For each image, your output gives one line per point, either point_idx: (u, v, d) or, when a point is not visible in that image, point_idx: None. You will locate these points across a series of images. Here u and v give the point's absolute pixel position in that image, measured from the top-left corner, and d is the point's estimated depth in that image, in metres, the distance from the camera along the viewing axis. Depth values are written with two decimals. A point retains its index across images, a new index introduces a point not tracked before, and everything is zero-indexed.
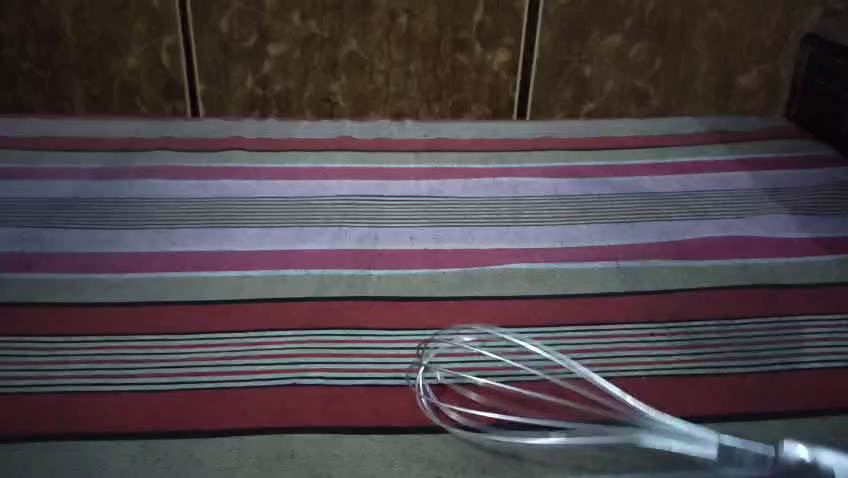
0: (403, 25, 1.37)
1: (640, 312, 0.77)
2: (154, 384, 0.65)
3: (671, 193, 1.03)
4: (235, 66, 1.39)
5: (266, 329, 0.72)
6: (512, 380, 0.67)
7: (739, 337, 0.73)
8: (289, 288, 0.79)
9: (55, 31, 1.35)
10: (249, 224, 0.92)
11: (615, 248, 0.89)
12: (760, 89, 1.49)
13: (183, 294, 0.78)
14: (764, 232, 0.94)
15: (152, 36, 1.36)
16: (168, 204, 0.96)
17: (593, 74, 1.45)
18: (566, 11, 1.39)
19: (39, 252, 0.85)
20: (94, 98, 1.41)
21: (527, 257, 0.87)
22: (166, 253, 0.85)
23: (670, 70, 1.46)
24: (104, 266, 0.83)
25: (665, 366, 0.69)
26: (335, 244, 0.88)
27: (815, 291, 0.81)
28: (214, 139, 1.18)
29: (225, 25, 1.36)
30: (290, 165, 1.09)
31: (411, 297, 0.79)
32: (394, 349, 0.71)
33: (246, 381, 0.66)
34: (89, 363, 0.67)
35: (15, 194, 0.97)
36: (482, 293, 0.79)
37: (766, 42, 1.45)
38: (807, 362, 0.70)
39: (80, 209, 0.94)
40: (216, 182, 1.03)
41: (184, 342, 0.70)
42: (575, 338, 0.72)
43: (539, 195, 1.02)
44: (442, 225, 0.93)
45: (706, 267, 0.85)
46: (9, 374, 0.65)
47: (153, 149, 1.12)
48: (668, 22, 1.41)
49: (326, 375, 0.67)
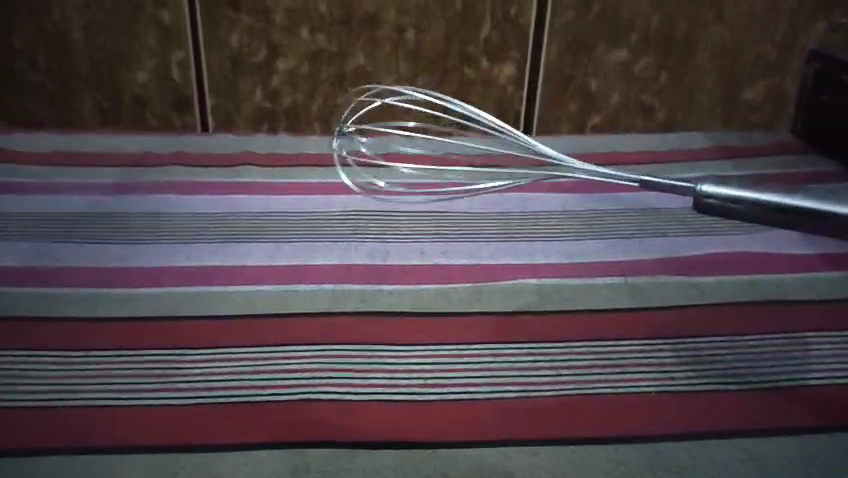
0: (411, 39, 1.39)
1: (648, 327, 0.77)
2: (169, 398, 0.66)
3: (677, 209, 1.04)
4: (244, 79, 1.41)
5: (279, 344, 0.73)
6: (522, 397, 0.68)
7: (745, 352, 0.74)
8: (301, 303, 0.80)
9: (67, 45, 1.37)
10: (261, 240, 0.93)
11: (623, 263, 0.90)
12: (765, 103, 1.50)
13: (196, 308, 0.79)
14: (770, 247, 0.94)
15: (162, 50, 1.38)
16: (179, 219, 0.98)
17: (599, 88, 1.46)
18: (572, 26, 1.40)
19: (55, 266, 0.86)
20: (105, 111, 1.43)
21: (535, 272, 0.88)
22: (180, 267, 0.87)
23: (676, 84, 1.47)
24: (119, 280, 0.84)
25: (672, 381, 0.70)
26: (346, 259, 0.89)
27: (822, 307, 0.82)
28: (225, 155, 1.19)
29: (235, 39, 1.37)
30: (300, 181, 1.10)
31: (420, 312, 0.80)
32: (404, 364, 0.71)
33: (260, 395, 0.67)
34: (105, 376, 0.68)
35: (30, 209, 0.99)
36: (491, 308, 0.80)
37: (770, 56, 1.46)
38: (813, 377, 0.71)
39: (94, 222, 0.96)
40: (227, 197, 1.04)
41: (199, 357, 0.71)
42: (583, 353, 0.73)
43: (547, 210, 1.03)
44: (451, 241, 0.94)
45: (713, 283, 0.86)
46: (28, 388, 0.67)
47: (165, 165, 1.14)
48: (674, 36, 1.43)
49: (338, 389, 0.68)
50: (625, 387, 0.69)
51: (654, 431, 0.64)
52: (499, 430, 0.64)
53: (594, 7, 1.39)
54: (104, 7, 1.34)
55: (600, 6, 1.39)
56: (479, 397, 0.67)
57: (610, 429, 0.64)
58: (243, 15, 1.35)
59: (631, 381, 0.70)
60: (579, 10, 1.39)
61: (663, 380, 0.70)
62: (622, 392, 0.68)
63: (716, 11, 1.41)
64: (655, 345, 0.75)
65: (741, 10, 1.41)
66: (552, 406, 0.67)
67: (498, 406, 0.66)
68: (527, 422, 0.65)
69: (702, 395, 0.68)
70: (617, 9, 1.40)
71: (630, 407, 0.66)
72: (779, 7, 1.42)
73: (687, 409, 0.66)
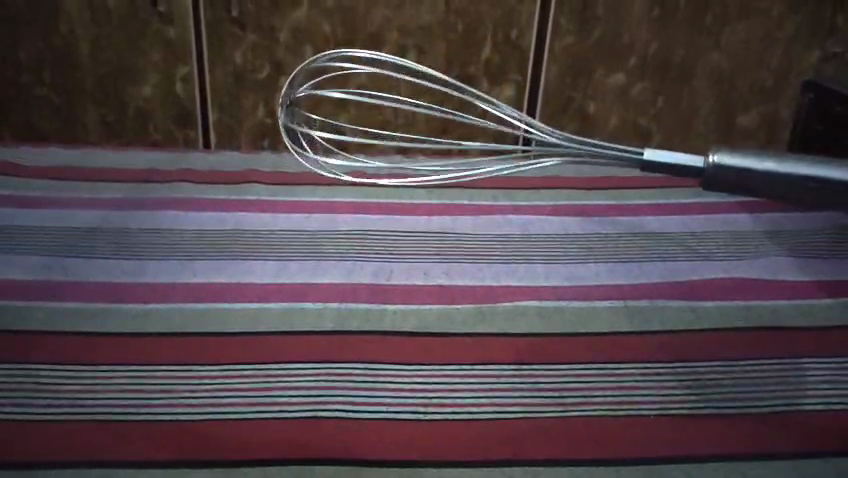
0: (412, 60, 1.48)
1: (647, 351, 0.79)
2: (179, 414, 0.67)
3: (675, 234, 1.06)
4: (247, 96, 1.49)
5: (285, 361, 0.74)
6: (526, 416, 0.69)
7: (744, 378, 0.75)
8: (310, 322, 0.81)
9: (74, 60, 1.45)
10: (267, 257, 0.95)
11: (623, 287, 0.92)
12: (760, 128, 1.58)
13: (203, 325, 0.80)
14: (767, 274, 0.96)
15: (168, 67, 1.46)
16: (186, 235, 0.99)
17: (596, 110, 1.55)
18: (573, 51, 1.49)
19: (64, 280, 0.87)
20: (108, 124, 1.50)
21: (537, 294, 0.89)
22: (187, 284, 0.88)
23: (672, 108, 1.55)
24: (127, 294, 0.85)
25: (672, 405, 0.71)
26: (352, 278, 0.91)
27: (819, 335, 0.83)
28: (232, 172, 1.21)
29: (239, 56, 1.45)
30: (304, 199, 1.12)
31: (427, 332, 0.81)
32: (408, 383, 0.73)
33: (268, 412, 0.68)
34: (117, 391, 0.69)
35: (39, 223, 1.00)
36: (494, 330, 0.82)
37: (766, 83, 1.54)
38: (809, 404, 0.72)
39: (102, 237, 0.97)
40: (234, 214, 1.06)
41: (208, 373, 0.72)
42: (584, 375, 0.75)
43: (548, 233, 1.05)
44: (453, 261, 0.96)
45: (710, 307, 0.88)
46: (40, 401, 0.67)
47: (171, 182, 1.15)
48: (671, 62, 1.51)
49: (345, 407, 0.69)
50: (626, 409, 0.70)
51: (655, 453, 0.65)
52: (503, 450, 0.65)
53: (594, 32, 1.47)
54: (111, 23, 1.42)
55: (599, 32, 1.48)
56: (484, 417, 0.69)
57: (612, 451, 0.65)
58: (248, 33, 1.43)
59: (631, 404, 0.71)
60: (578, 35, 1.48)
61: (663, 403, 0.71)
62: (623, 415, 0.70)
63: (713, 38, 1.50)
64: (655, 369, 0.76)
65: (737, 38, 1.50)
66: (554, 426, 0.68)
67: (501, 425, 0.68)
68: (531, 443, 0.66)
69: (701, 419, 0.69)
70: (617, 35, 1.48)
71: (632, 429, 0.68)
72: (774, 35, 1.50)
73: (687, 433, 0.68)
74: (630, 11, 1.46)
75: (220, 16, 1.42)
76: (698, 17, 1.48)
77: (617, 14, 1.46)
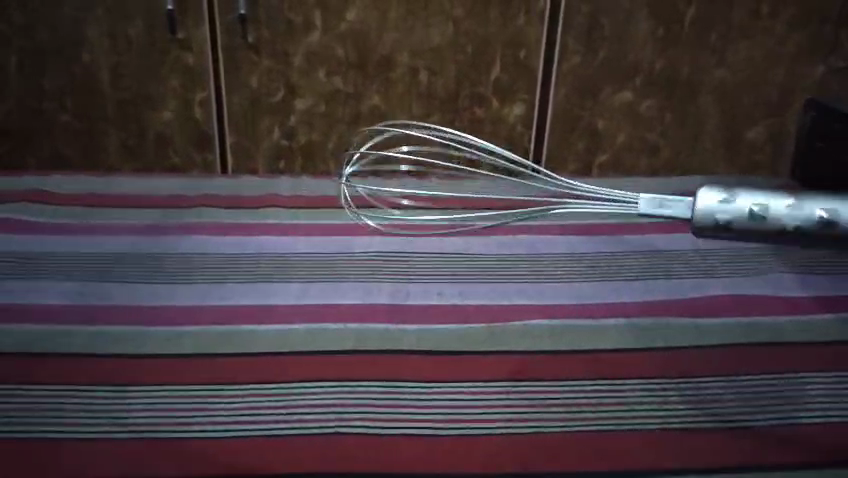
0: (423, 81, 1.52)
1: (653, 367, 0.82)
2: (207, 431, 0.71)
3: (679, 252, 1.10)
4: (262, 119, 1.54)
5: (308, 380, 0.78)
6: (537, 431, 0.72)
7: (747, 392, 0.78)
8: (328, 342, 0.85)
9: (95, 86, 1.50)
10: (289, 280, 0.99)
11: (630, 305, 0.95)
12: (767, 142, 1.61)
13: (229, 347, 0.84)
14: (769, 290, 0.99)
15: (185, 93, 1.51)
16: (209, 259, 1.04)
17: (605, 127, 1.58)
18: (579, 70, 1.53)
19: (95, 304, 0.91)
20: (128, 148, 1.56)
21: (547, 312, 0.93)
22: (214, 307, 0.92)
23: (679, 125, 1.59)
24: (156, 317, 0.89)
25: (676, 419, 0.74)
26: (369, 299, 0.94)
27: (818, 350, 0.86)
28: (252, 196, 1.26)
29: (255, 81, 1.51)
30: (324, 222, 1.17)
31: (441, 351, 0.84)
32: (426, 400, 0.76)
33: (291, 429, 0.71)
34: (149, 410, 0.73)
35: (70, 249, 1.05)
36: (508, 348, 0.85)
37: (771, 98, 1.58)
38: (808, 416, 0.75)
39: (130, 262, 1.02)
40: (255, 238, 1.10)
41: (235, 393, 0.76)
42: (593, 391, 0.78)
43: (557, 253, 1.09)
44: (467, 282, 1.00)
45: (715, 324, 0.91)
46: (76, 421, 0.71)
47: (196, 207, 1.20)
48: (677, 78, 1.55)
49: (365, 423, 0.72)
50: (633, 423, 0.73)
51: (661, 466, 0.68)
52: (517, 463, 0.68)
53: (599, 52, 1.52)
54: (131, 52, 1.47)
55: (604, 51, 1.52)
56: (498, 431, 0.72)
57: (619, 463, 0.68)
58: (264, 59, 1.49)
59: (638, 418, 0.74)
60: (585, 55, 1.52)
61: (669, 417, 0.74)
62: (630, 428, 0.73)
63: (717, 55, 1.53)
64: (660, 384, 0.79)
65: (741, 56, 1.54)
66: (564, 440, 0.71)
67: (513, 440, 0.71)
68: (544, 457, 0.69)
69: (705, 432, 0.72)
70: (622, 54, 1.52)
71: (638, 442, 0.71)
72: (777, 51, 1.54)
73: (693, 445, 0.71)
74: (635, 31, 1.50)
75: (236, 43, 1.48)
76: (702, 36, 1.51)
77: (622, 33, 1.50)
